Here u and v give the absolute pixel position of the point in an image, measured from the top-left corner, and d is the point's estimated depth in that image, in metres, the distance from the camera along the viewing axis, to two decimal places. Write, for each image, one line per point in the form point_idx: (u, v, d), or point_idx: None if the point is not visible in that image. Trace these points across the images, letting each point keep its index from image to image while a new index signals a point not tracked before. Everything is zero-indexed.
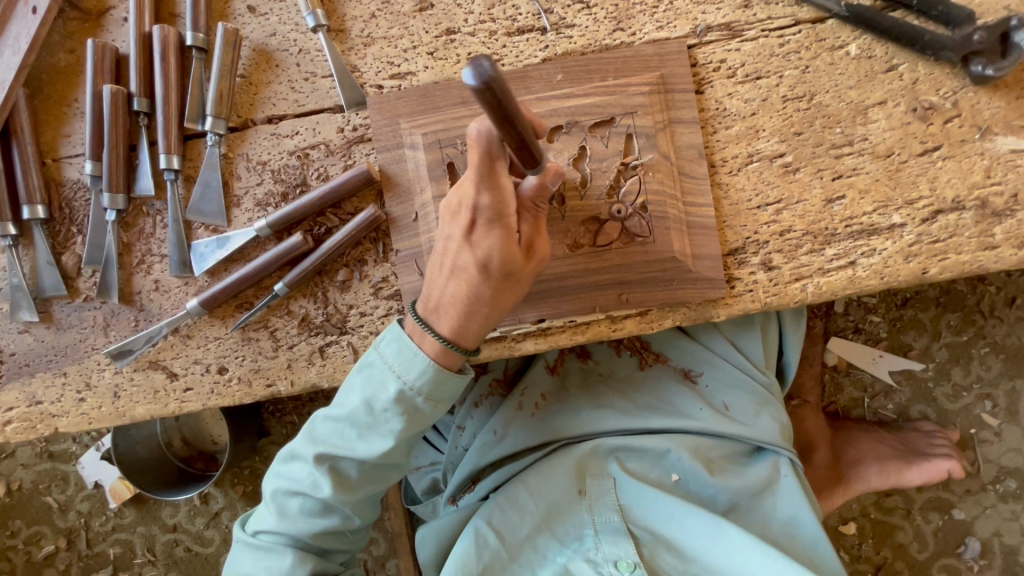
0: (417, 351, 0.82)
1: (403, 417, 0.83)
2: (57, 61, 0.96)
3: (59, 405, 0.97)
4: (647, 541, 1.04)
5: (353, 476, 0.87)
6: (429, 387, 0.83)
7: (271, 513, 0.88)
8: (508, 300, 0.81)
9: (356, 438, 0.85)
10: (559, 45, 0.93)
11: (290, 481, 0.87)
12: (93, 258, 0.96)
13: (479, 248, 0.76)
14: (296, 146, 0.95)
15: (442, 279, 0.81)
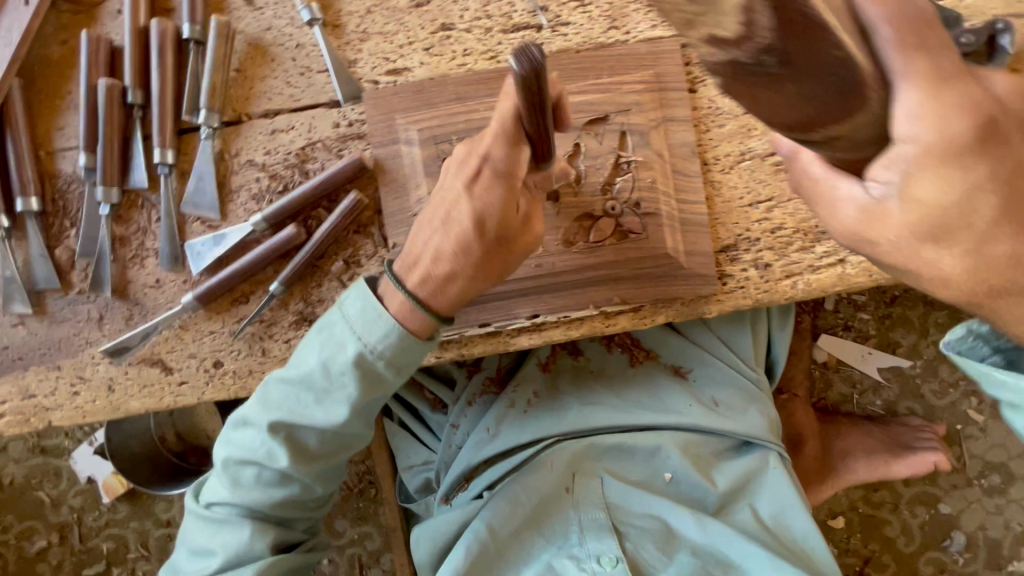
0: (380, 312, 0.82)
1: (358, 382, 0.84)
2: (50, 53, 0.96)
3: (52, 398, 0.97)
4: (634, 535, 1.05)
5: (312, 445, 0.88)
6: (391, 353, 0.83)
7: (223, 480, 0.88)
8: (497, 266, 0.83)
9: (314, 403, 0.85)
10: (554, 43, 0.94)
11: (243, 450, 0.87)
12: (87, 251, 0.96)
13: (477, 204, 0.77)
14: (292, 142, 0.95)
15: (433, 228, 0.81)
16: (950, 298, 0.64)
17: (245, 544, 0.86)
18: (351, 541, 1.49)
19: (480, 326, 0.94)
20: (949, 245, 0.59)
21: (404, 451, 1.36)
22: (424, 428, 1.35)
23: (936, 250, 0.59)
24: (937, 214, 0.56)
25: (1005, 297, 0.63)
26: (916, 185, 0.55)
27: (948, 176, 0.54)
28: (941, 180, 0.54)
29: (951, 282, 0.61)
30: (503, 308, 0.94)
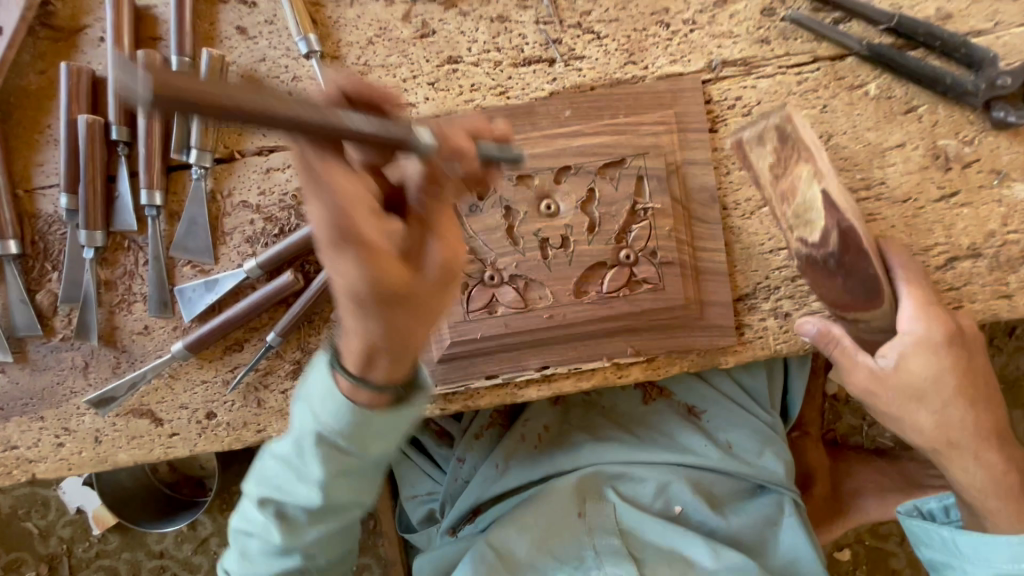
0: (330, 390, 0.67)
1: (325, 461, 0.70)
2: (27, 83, 0.89)
3: (36, 450, 0.93)
4: (652, 562, 1.01)
5: (302, 520, 0.76)
6: (353, 430, 0.68)
7: (235, 555, 0.81)
8: (407, 324, 0.60)
9: (294, 483, 0.73)
10: (567, 78, 0.89)
11: (246, 522, 0.79)
12: (70, 296, 0.90)
13: (340, 273, 0.54)
14: (288, 181, 0.90)
15: (338, 310, 0.62)
16: (920, 444, 0.83)
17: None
18: None
19: (487, 377, 0.89)
20: (921, 404, 0.80)
21: (407, 481, 1.30)
22: (428, 459, 1.28)
23: (914, 406, 0.80)
24: (916, 385, 0.79)
25: (962, 452, 0.81)
26: (906, 361, 0.79)
27: (932, 353, 0.78)
28: (925, 360, 0.78)
29: (923, 432, 0.81)
30: (510, 359, 0.89)
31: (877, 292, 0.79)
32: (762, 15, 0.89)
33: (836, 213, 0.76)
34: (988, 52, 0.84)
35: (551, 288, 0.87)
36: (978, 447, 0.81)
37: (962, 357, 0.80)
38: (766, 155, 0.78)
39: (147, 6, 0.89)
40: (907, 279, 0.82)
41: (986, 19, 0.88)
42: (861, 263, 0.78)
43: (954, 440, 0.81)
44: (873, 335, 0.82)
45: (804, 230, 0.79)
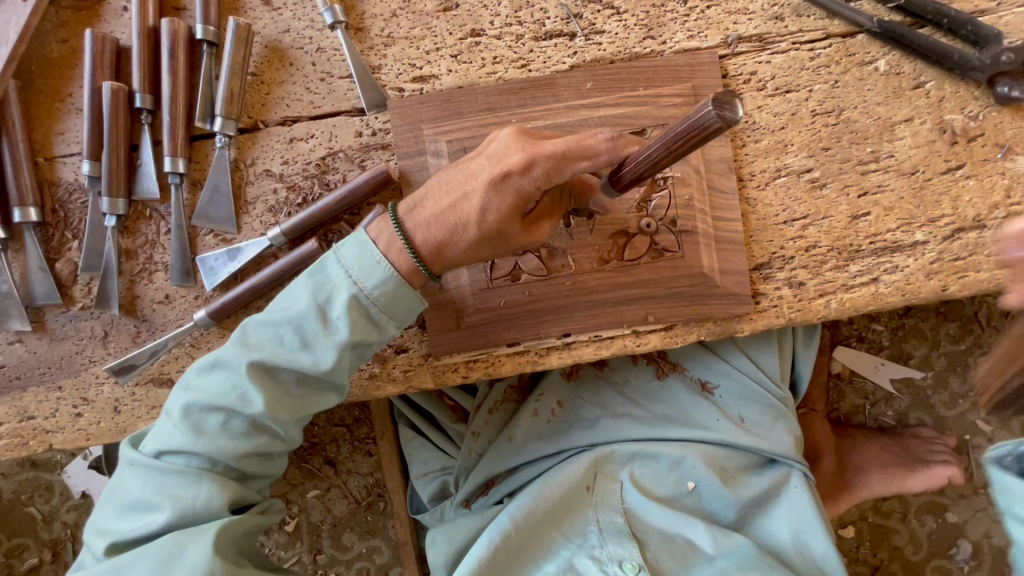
0: (379, 259, 0.77)
1: (351, 328, 0.77)
2: (48, 52, 0.89)
3: (53, 420, 0.92)
4: (654, 544, 1.04)
5: (288, 390, 0.80)
6: (385, 300, 0.78)
7: (182, 432, 0.78)
8: (489, 252, 0.80)
9: (301, 349, 0.78)
10: (588, 52, 0.91)
11: (211, 394, 0.78)
12: (90, 265, 0.90)
13: (494, 199, 0.74)
14: (311, 151, 0.91)
15: (445, 195, 0.77)
16: None
17: (199, 507, 0.77)
18: (358, 555, 1.46)
19: (510, 345, 0.91)
20: None
21: (420, 458, 1.32)
22: (440, 434, 1.29)
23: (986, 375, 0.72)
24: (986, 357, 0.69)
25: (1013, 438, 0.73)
26: None
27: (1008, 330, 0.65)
28: None
29: None
30: (533, 328, 0.91)
31: None
32: None
33: None
34: (993, 30, 0.87)
35: (574, 257, 0.89)
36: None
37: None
38: None
39: None
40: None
41: None
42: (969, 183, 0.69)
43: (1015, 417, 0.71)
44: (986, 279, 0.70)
45: None
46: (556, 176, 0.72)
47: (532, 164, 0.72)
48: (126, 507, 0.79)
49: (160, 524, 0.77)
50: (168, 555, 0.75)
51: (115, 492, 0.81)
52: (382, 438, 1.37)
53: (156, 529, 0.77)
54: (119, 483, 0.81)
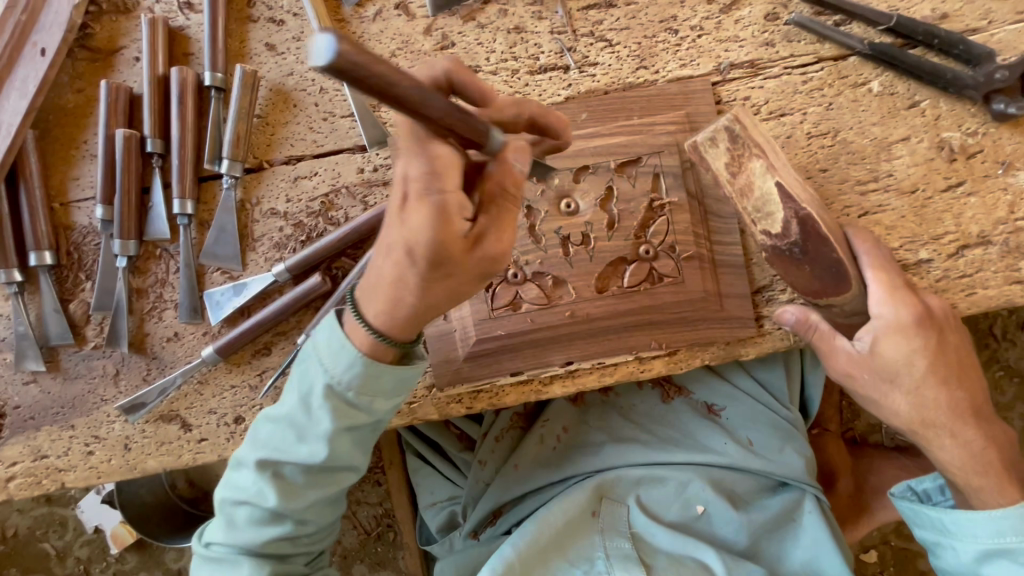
0: (343, 343, 0.71)
1: (333, 415, 0.73)
2: (64, 102, 0.93)
3: (65, 459, 0.93)
4: (663, 568, 1.02)
5: (299, 481, 0.77)
6: (361, 382, 0.72)
7: (223, 522, 0.80)
8: (443, 291, 0.64)
9: (296, 442, 0.75)
10: (582, 83, 0.92)
11: (236, 489, 0.78)
12: (102, 304, 0.92)
13: (413, 228, 0.59)
14: (315, 189, 0.93)
15: (375, 259, 0.67)
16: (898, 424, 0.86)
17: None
18: None
19: (513, 374, 0.91)
20: (895, 385, 0.83)
21: (427, 487, 1.31)
22: (447, 463, 1.28)
23: (888, 387, 0.84)
24: (892, 368, 0.82)
25: (939, 430, 0.84)
26: (880, 346, 0.82)
27: (905, 337, 0.81)
28: (897, 343, 0.82)
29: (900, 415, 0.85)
30: (536, 356, 0.91)
31: (841, 279, 0.83)
32: (765, 20, 0.93)
33: (793, 205, 0.81)
34: (985, 49, 0.88)
35: (574, 284, 0.90)
36: (953, 425, 0.84)
37: (935, 336, 0.82)
38: (720, 155, 0.82)
39: (181, 26, 0.93)
40: (873, 265, 0.85)
41: (979, 18, 0.92)
42: (822, 248, 0.82)
43: (931, 419, 0.84)
44: (846, 318, 0.87)
45: (765, 223, 0.83)
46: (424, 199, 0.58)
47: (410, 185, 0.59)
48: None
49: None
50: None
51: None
52: (390, 468, 1.37)
53: None
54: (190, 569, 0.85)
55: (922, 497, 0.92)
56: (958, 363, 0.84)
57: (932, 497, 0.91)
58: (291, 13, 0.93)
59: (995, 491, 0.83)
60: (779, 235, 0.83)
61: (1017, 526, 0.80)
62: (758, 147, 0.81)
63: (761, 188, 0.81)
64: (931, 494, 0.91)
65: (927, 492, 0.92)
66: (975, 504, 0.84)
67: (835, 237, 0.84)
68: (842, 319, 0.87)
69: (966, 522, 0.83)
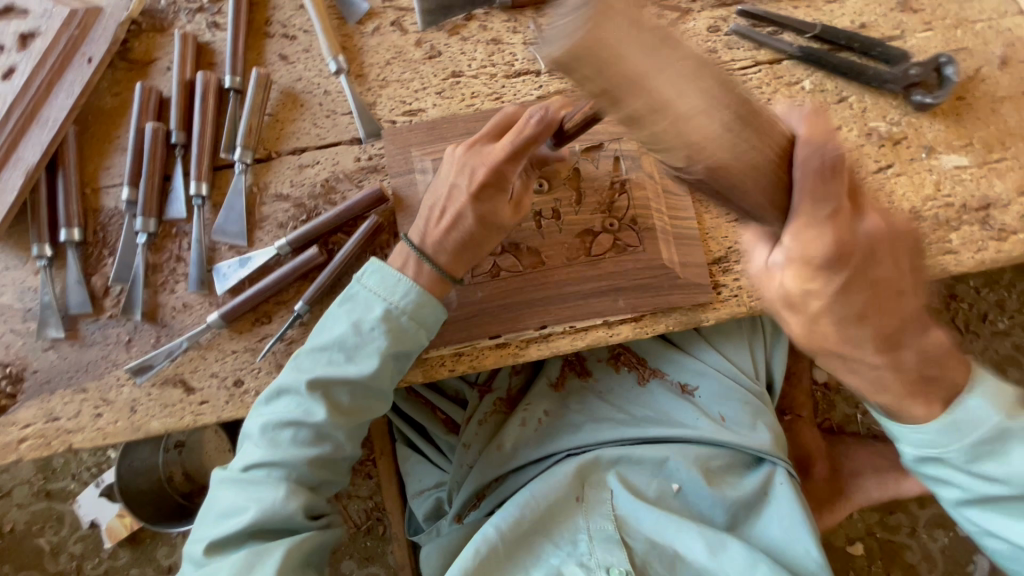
0: (400, 278, 0.91)
1: (388, 336, 0.89)
2: (103, 103, 1.07)
3: (75, 421, 1.00)
4: (644, 550, 1.03)
5: (344, 402, 0.91)
6: (413, 309, 0.91)
7: (260, 447, 0.89)
8: (491, 246, 0.94)
9: (346, 361, 0.90)
10: (552, 85, 1.07)
11: (282, 413, 0.89)
12: (122, 276, 1.03)
13: (482, 203, 0.90)
14: (316, 175, 1.05)
15: (432, 219, 0.93)
16: None
17: (276, 509, 0.86)
18: None
19: (491, 338, 0.99)
20: None
21: (416, 476, 1.35)
22: (433, 448, 1.33)
23: None
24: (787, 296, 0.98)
25: (832, 356, 1.00)
26: None
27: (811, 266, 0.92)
28: None
29: None
30: (512, 320, 0.99)
31: None
32: (709, 32, 1.08)
33: None
34: (900, 51, 1.03)
35: (546, 253, 1.00)
36: (846, 352, 0.98)
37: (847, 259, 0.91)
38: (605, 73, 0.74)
39: (208, 41, 1.09)
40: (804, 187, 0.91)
41: (893, 28, 1.07)
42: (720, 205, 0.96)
43: None
44: None
45: None
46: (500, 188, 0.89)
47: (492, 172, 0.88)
48: (215, 518, 0.88)
49: (238, 529, 0.85)
50: (245, 564, 0.83)
51: (206, 513, 0.90)
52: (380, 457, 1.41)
53: (237, 533, 0.85)
54: (209, 502, 0.91)
55: None
56: (869, 284, 0.93)
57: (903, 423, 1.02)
58: (302, 31, 1.09)
59: None
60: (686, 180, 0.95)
61: None
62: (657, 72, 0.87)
63: None
64: None
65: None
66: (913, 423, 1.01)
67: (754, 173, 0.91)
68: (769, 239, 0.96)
69: None
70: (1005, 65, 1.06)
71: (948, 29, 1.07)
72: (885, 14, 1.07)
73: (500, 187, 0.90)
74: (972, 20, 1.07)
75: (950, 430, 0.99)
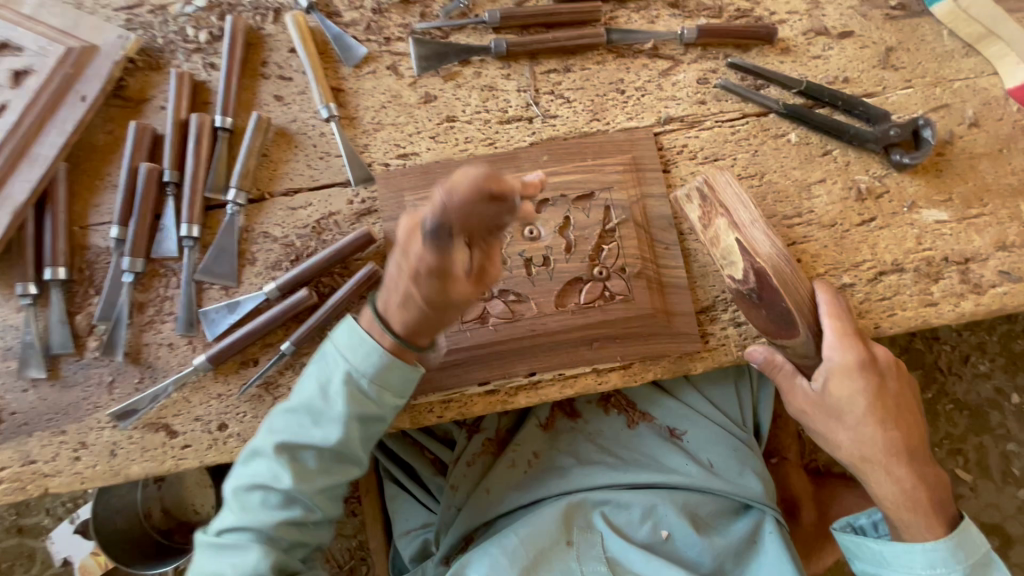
0: (363, 338, 0.86)
1: (349, 401, 0.87)
2: (95, 140, 1.07)
3: (53, 464, 0.98)
4: None
5: (312, 466, 0.88)
6: (375, 370, 0.87)
7: (232, 510, 0.88)
8: (448, 319, 0.83)
9: (312, 425, 0.87)
10: (544, 132, 1.08)
11: (251, 476, 0.88)
12: (105, 315, 1.02)
13: (421, 288, 0.76)
14: (308, 217, 1.05)
15: (390, 292, 0.84)
16: (842, 458, 0.91)
17: (249, 572, 0.84)
18: None
19: (480, 384, 0.99)
20: (841, 422, 0.88)
21: (402, 515, 1.33)
22: (421, 488, 1.32)
23: (834, 423, 0.89)
24: (840, 406, 0.88)
25: (876, 467, 0.88)
26: (834, 384, 0.87)
27: (851, 376, 0.87)
28: (848, 384, 0.87)
29: (843, 448, 0.90)
30: (502, 367, 0.99)
31: (789, 327, 0.87)
32: (698, 83, 1.11)
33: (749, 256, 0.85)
34: (880, 111, 1.06)
35: (536, 300, 1.00)
36: (888, 462, 0.87)
37: (876, 378, 0.87)
38: (692, 210, 0.90)
39: (204, 80, 1.09)
40: (832, 313, 0.89)
41: (875, 84, 1.10)
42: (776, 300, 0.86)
43: (869, 454, 0.88)
44: (803, 357, 0.91)
45: (730, 270, 0.89)
46: (439, 266, 0.72)
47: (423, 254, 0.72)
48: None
49: None
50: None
51: (189, 573, 0.90)
52: (366, 495, 1.40)
53: None
54: (191, 563, 0.90)
55: (859, 532, 0.98)
56: (896, 405, 0.88)
57: (869, 531, 0.98)
58: (297, 72, 1.10)
59: (923, 527, 0.88)
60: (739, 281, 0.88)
61: (945, 558, 0.87)
62: (723, 206, 0.88)
63: (724, 242, 0.87)
64: (867, 528, 0.98)
65: (863, 527, 0.99)
66: (907, 538, 0.90)
67: (793, 284, 0.87)
68: (800, 356, 0.91)
69: (906, 556, 0.89)
70: (979, 124, 1.09)
71: (928, 87, 1.10)
72: (868, 71, 1.11)
73: (439, 270, 0.73)
74: (951, 79, 1.10)
75: (955, 549, 0.87)
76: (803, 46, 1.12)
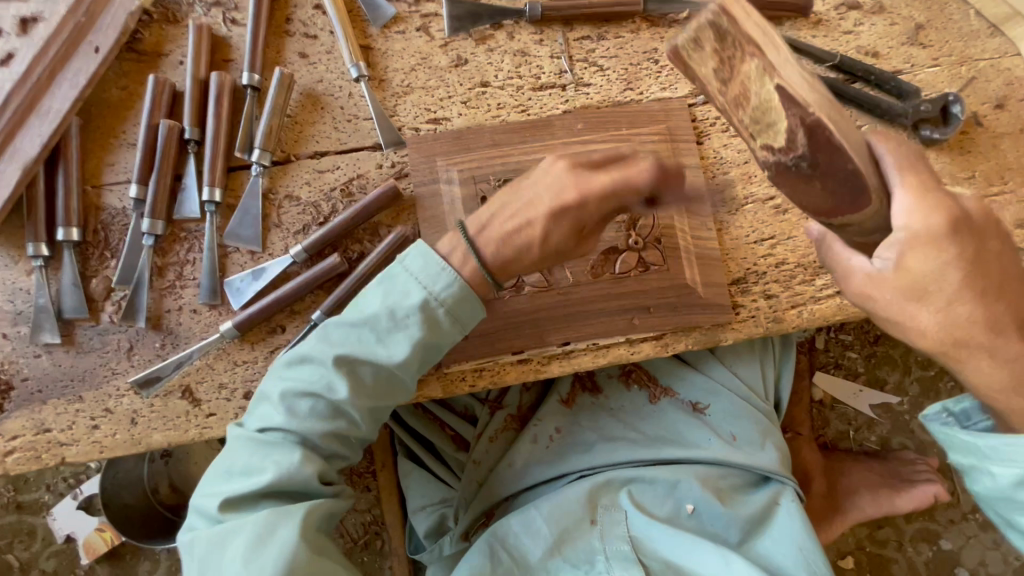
0: (444, 266, 0.85)
1: (422, 326, 0.84)
2: (109, 96, 1.02)
3: (69, 433, 0.94)
4: (658, 570, 1.02)
5: (367, 381, 0.86)
6: (452, 300, 0.85)
7: (276, 410, 0.84)
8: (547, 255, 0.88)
9: (376, 342, 0.84)
10: (578, 100, 1.06)
11: (302, 382, 0.84)
12: (125, 279, 0.98)
13: (543, 202, 0.85)
14: (336, 180, 1.02)
15: (486, 222, 0.87)
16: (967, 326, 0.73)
17: (297, 471, 0.82)
18: None
19: (514, 353, 0.98)
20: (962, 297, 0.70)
21: (418, 491, 1.32)
22: (440, 465, 1.31)
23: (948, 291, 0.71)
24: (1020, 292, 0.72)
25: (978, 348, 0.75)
26: None
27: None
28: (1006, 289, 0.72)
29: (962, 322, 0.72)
30: (537, 335, 0.98)
31: None
32: None
33: None
34: (911, 86, 1.07)
35: (571, 270, 0.99)
36: (991, 343, 0.72)
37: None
38: None
39: (224, 35, 1.04)
40: None
41: (904, 62, 1.11)
42: None
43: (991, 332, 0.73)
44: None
45: None
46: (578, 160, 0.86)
47: (555, 168, 0.86)
48: (228, 475, 0.84)
49: (259, 487, 0.80)
50: (262, 533, 0.78)
51: (218, 466, 0.86)
52: (382, 471, 1.38)
53: (252, 493, 0.81)
54: (222, 455, 0.86)
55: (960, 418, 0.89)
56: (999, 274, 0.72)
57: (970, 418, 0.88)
58: (324, 30, 1.06)
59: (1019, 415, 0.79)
60: (782, 149, 0.65)
61: None
62: None
63: None
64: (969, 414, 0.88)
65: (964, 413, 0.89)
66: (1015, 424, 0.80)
67: (855, 143, 0.65)
68: None
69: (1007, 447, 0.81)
70: (1004, 105, 1.11)
71: (954, 65, 1.11)
72: (896, 48, 1.12)
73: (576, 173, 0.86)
74: (975, 58, 1.12)
75: None
76: (834, 20, 1.12)
